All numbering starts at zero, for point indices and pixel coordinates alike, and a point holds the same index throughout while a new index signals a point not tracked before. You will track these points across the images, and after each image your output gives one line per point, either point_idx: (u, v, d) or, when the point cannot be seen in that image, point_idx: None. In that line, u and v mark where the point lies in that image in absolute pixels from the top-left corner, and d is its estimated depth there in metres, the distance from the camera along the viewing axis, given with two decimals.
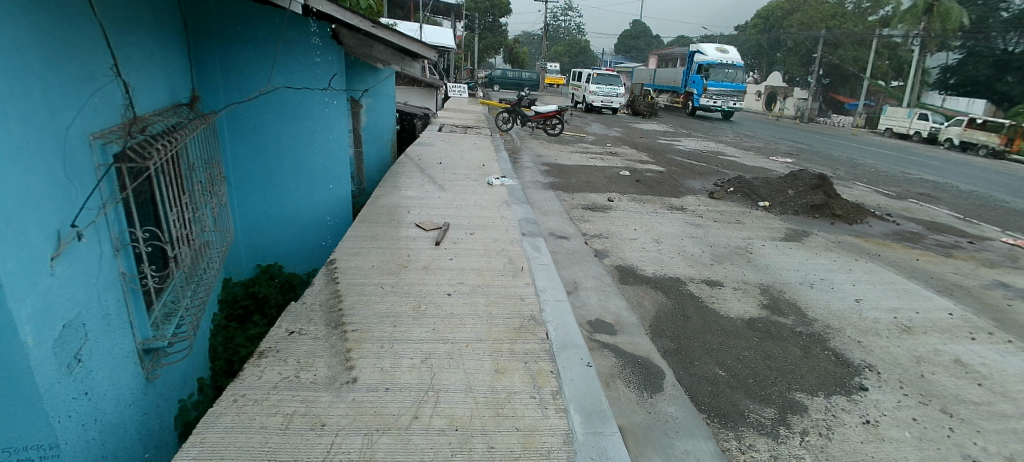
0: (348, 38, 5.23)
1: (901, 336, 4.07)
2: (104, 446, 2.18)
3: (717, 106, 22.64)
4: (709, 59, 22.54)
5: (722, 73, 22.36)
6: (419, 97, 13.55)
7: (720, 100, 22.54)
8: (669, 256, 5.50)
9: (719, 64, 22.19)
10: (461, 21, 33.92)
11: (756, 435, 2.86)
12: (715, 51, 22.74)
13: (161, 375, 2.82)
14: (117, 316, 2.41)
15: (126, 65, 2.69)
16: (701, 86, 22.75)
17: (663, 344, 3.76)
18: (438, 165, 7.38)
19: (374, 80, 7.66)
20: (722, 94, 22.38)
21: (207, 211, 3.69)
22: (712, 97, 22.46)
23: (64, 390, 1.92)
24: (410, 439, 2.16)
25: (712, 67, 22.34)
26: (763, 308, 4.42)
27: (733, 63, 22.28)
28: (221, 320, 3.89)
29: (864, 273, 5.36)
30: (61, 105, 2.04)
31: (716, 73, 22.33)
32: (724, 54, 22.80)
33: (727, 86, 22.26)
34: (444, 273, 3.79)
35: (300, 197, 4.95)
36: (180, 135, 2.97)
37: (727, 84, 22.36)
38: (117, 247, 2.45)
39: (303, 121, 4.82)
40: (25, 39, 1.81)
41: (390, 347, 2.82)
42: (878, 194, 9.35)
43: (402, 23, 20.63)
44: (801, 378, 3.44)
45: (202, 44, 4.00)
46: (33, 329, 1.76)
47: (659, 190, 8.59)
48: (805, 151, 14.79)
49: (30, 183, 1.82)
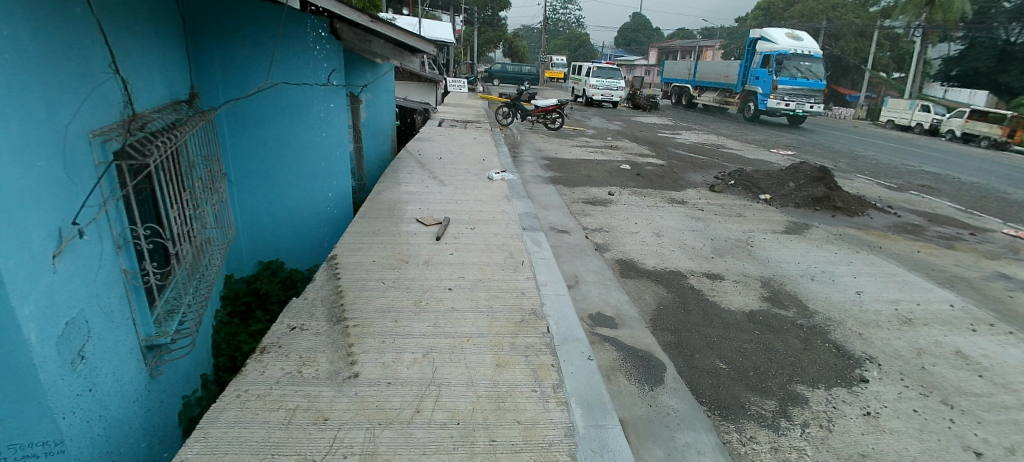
0: (346, 33, 5.20)
1: (902, 328, 4.07)
2: (108, 442, 2.19)
3: (790, 109, 18.09)
4: (780, 49, 17.87)
5: (797, 67, 17.93)
6: (418, 92, 13.55)
7: (794, 102, 18.01)
8: (670, 250, 5.50)
9: (794, 54, 17.71)
10: (460, 14, 33.69)
11: (756, 427, 2.87)
12: (785, 38, 18.30)
13: (165, 372, 2.83)
14: (120, 313, 2.43)
15: (125, 62, 2.68)
16: (772, 84, 18.18)
17: (664, 337, 3.77)
18: (438, 159, 7.37)
19: (373, 75, 7.64)
20: (795, 92, 17.95)
21: (208, 207, 3.69)
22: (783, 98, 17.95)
23: (69, 387, 1.93)
24: (412, 433, 2.17)
25: (784, 58, 17.80)
26: (763, 301, 4.43)
27: (810, 54, 17.86)
28: (224, 316, 3.91)
29: (865, 265, 5.35)
30: (60, 103, 2.04)
31: (789, 66, 17.78)
32: (797, 41, 18.31)
33: (802, 83, 17.89)
34: (445, 267, 3.80)
35: (300, 193, 4.95)
36: (179, 132, 2.97)
37: (802, 81, 17.87)
38: (118, 244, 2.45)
39: (302, 117, 4.81)
40: (22, 36, 1.80)
41: (392, 342, 2.83)
42: (879, 186, 9.34)
43: (400, 18, 20.50)
44: (802, 370, 3.45)
45: (200, 41, 3.99)
46: (36, 327, 1.77)
47: (660, 184, 8.58)
48: (806, 143, 14.75)
49: (31, 181, 1.82)
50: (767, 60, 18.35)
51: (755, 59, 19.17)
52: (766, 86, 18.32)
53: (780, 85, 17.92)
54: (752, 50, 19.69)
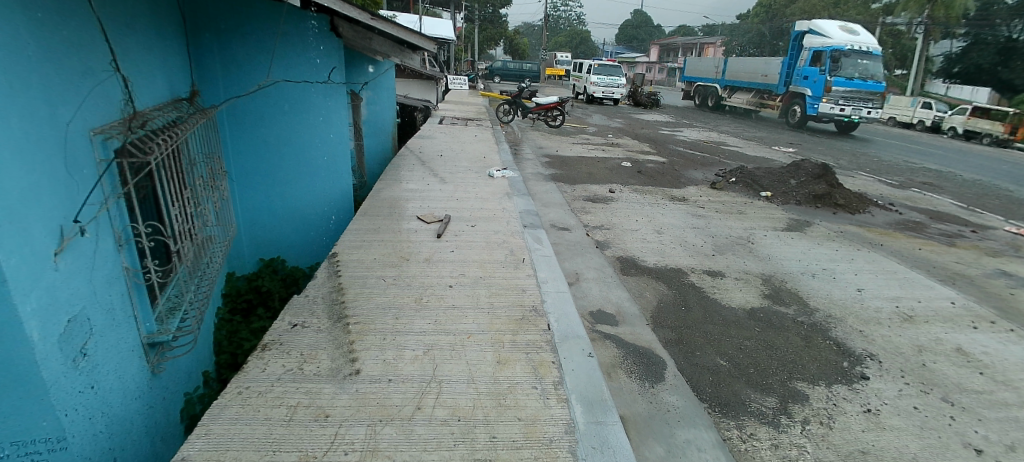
0: (346, 30, 5.21)
1: (903, 326, 4.07)
2: (111, 439, 2.20)
3: (846, 114, 15.89)
4: (836, 45, 15.70)
5: (858, 65, 15.59)
6: (419, 90, 13.54)
7: (851, 106, 15.82)
8: (671, 247, 5.49)
9: (852, 50, 15.48)
10: (461, 11, 33.58)
11: (757, 424, 2.88)
12: (841, 31, 16.03)
13: (167, 370, 2.84)
14: (122, 311, 2.43)
15: (125, 59, 2.68)
16: (822, 86, 16.11)
17: (665, 334, 3.77)
18: (439, 157, 7.37)
19: (373, 73, 7.63)
20: (851, 94, 15.82)
21: (209, 205, 3.69)
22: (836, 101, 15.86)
23: (71, 384, 1.94)
24: (412, 429, 2.18)
25: (841, 55, 15.56)
26: (764, 298, 4.43)
27: (870, 50, 15.57)
28: (225, 314, 3.92)
29: (866, 263, 5.35)
30: (61, 101, 2.04)
31: (847, 64, 15.54)
32: (853, 35, 16.00)
33: (859, 84, 15.75)
34: (446, 265, 3.80)
35: (301, 191, 4.95)
36: (180, 130, 2.97)
37: (860, 83, 15.69)
38: (119, 242, 2.46)
39: (303, 114, 4.81)
40: (23, 34, 1.81)
41: (392, 339, 2.84)
42: (881, 184, 9.32)
43: (400, 15, 20.43)
44: (802, 367, 3.45)
45: (200, 39, 3.98)
46: (38, 324, 1.77)
47: (661, 181, 8.57)
48: (808, 141, 14.72)
49: (33, 179, 1.83)
50: (819, 56, 16.10)
51: (802, 56, 16.95)
52: (816, 88, 16.33)
53: (835, 87, 15.73)
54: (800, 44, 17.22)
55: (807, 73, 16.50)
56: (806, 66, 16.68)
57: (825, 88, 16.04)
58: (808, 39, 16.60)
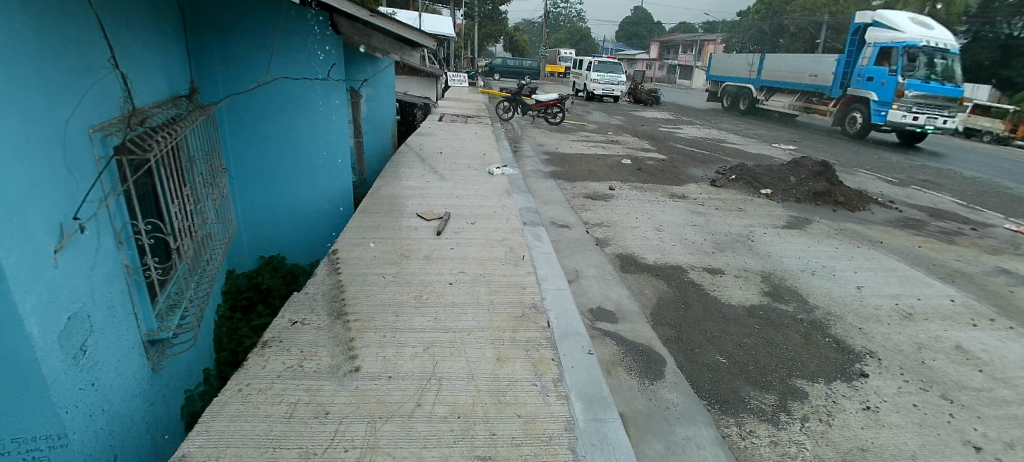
0: (346, 27, 5.22)
1: (902, 323, 4.08)
2: (111, 436, 2.21)
3: (919, 125, 13.06)
4: (907, 40, 13.09)
5: (932, 64, 12.96)
6: (418, 86, 13.52)
7: (926, 113, 12.99)
8: (671, 244, 5.50)
9: (926, 48, 12.95)
10: (461, 8, 33.52)
11: (756, 421, 2.88)
12: (911, 24, 13.52)
13: (167, 367, 2.85)
14: (122, 309, 2.44)
15: (124, 56, 2.67)
16: (893, 89, 13.34)
17: (665, 331, 3.78)
18: (438, 154, 7.37)
19: (373, 70, 7.62)
20: (926, 99, 12.99)
21: (208, 202, 3.69)
22: (908, 108, 13.04)
23: (71, 381, 1.94)
24: (413, 426, 2.18)
25: (915, 52, 12.97)
26: (764, 295, 4.43)
27: (944, 49, 13.14)
28: (225, 311, 3.92)
29: (866, 260, 5.35)
30: (60, 98, 2.04)
31: (921, 63, 12.92)
32: (925, 30, 13.51)
33: (934, 88, 12.95)
34: (446, 262, 3.81)
35: (300, 188, 4.95)
36: (179, 127, 2.96)
37: (936, 86, 12.94)
38: (119, 240, 2.46)
39: (302, 111, 4.80)
40: (22, 31, 1.80)
41: (392, 337, 2.84)
42: (881, 181, 9.32)
43: (399, 12, 20.42)
44: (802, 365, 3.45)
45: (199, 36, 3.97)
46: (38, 321, 1.77)
47: (661, 179, 8.56)
48: (808, 138, 14.71)
49: (33, 177, 1.83)
50: (888, 52, 13.53)
51: (864, 54, 14.38)
52: (885, 91, 13.57)
53: (908, 91, 12.96)
54: (855, 40, 14.85)
55: (879, 73, 13.61)
56: (865, 65, 14.18)
57: (896, 91, 13.22)
58: (875, 32, 14.01)
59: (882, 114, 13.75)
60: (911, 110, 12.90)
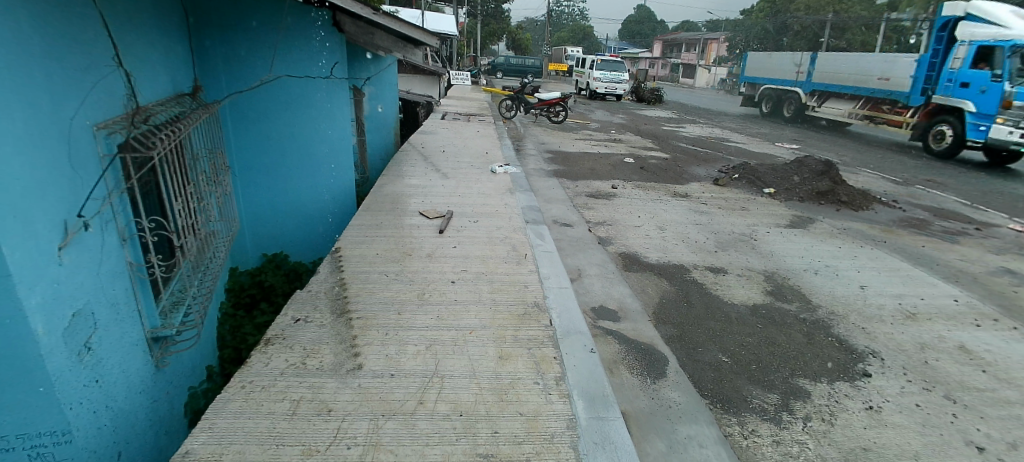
0: (350, 26, 5.25)
1: (906, 323, 4.06)
2: (115, 433, 2.21)
3: None
4: None
5: None
6: (421, 85, 13.53)
7: None
8: (674, 243, 5.49)
9: None
10: (463, 7, 33.49)
11: (758, 420, 2.88)
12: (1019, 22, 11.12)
13: (171, 363, 2.86)
14: (126, 305, 2.45)
15: (128, 54, 2.68)
16: (996, 98, 10.81)
17: (667, 330, 3.77)
18: (441, 152, 7.37)
19: (376, 68, 7.62)
20: None
21: (212, 200, 3.70)
22: (1013, 120, 10.43)
23: (75, 378, 1.95)
24: (415, 424, 2.19)
25: None
26: (767, 295, 4.42)
27: None
28: (229, 309, 3.93)
29: (869, 260, 5.33)
30: (64, 94, 2.04)
31: None
32: None
33: None
34: (449, 260, 3.81)
35: (303, 187, 4.96)
36: (183, 125, 2.97)
37: None
38: (123, 237, 2.47)
39: (305, 110, 4.81)
40: (26, 29, 1.81)
41: (395, 335, 2.84)
42: (885, 180, 9.29)
43: (402, 10, 20.41)
44: (805, 364, 3.45)
45: (202, 34, 3.98)
46: (42, 318, 1.78)
47: (664, 178, 8.54)
48: (812, 137, 14.66)
49: (37, 174, 1.84)
50: (988, 54, 11.18)
51: (955, 55, 11.92)
52: (985, 101, 11.06)
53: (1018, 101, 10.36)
54: (947, 38, 12.33)
55: (981, 77, 11.10)
56: (963, 67, 11.61)
57: (996, 103, 10.82)
58: (969, 28, 11.67)
59: (981, 129, 11.16)
60: (1021, 125, 10.23)
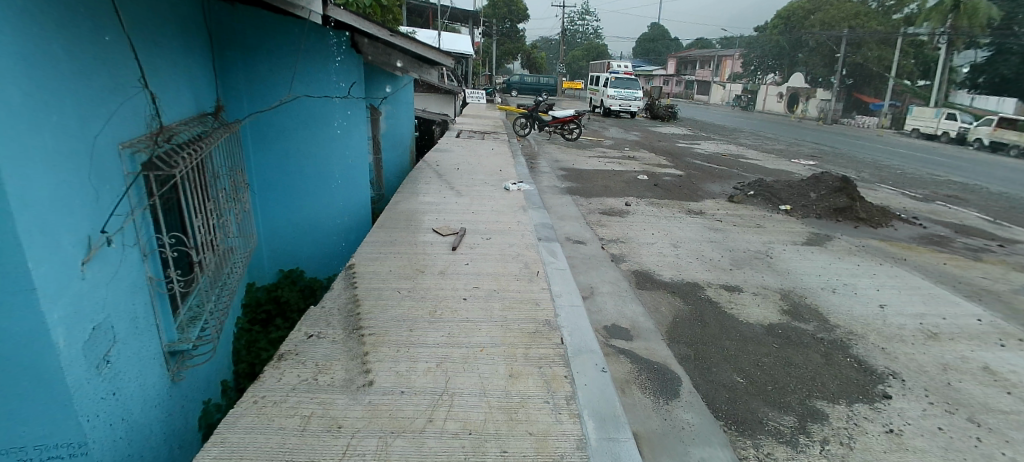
0: (368, 48, 5.37)
1: (927, 343, 3.95)
2: (129, 445, 2.25)
3: None
4: None
5: None
6: (437, 103, 13.77)
7: None
8: (688, 261, 5.44)
9: None
10: (478, 28, 33.96)
11: (774, 443, 2.81)
12: None
13: (186, 378, 2.92)
14: (145, 319, 2.52)
15: (153, 76, 2.78)
16: None
17: (680, 349, 3.72)
18: (456, 170, 7.46)
19: (393, 88, 7.77)
20: None
21: (231, 217, 3.80)
22: None
23: (93, 390, 2.00)
24: (424, 442, 2.19)
25: None
26: (783, 314, 4.34)
27: None
28: (245, 324, 4.00)
29: (889, 278, 5.21)
30: (92, 114, 2.14)
31: None
32: None
33: None
34: (461, 277, 3.82)
35: (319, 204, 5.05)
36: (204, 144, 3.06)
37: None
38: (144, 253, 2.55)
39: (323, 129, 4.92)
40: (57, 52, 1.91)
41: (406, 351, 2.86)
42: (903, 197, 9.10)
43: (419, 31, 20.89)
44: (822, 385, 3.36)
45: (226, 56, 4.12)
46: (65, 330, 1.84)
47: (678, 195, 8.49)
48: (828, 153, 14.45)
49: (65, 192, 1.92)
50: None
51: None
52: None
53: None
54: None
55: None
56: None
57: None
58: None
59: None
60: None
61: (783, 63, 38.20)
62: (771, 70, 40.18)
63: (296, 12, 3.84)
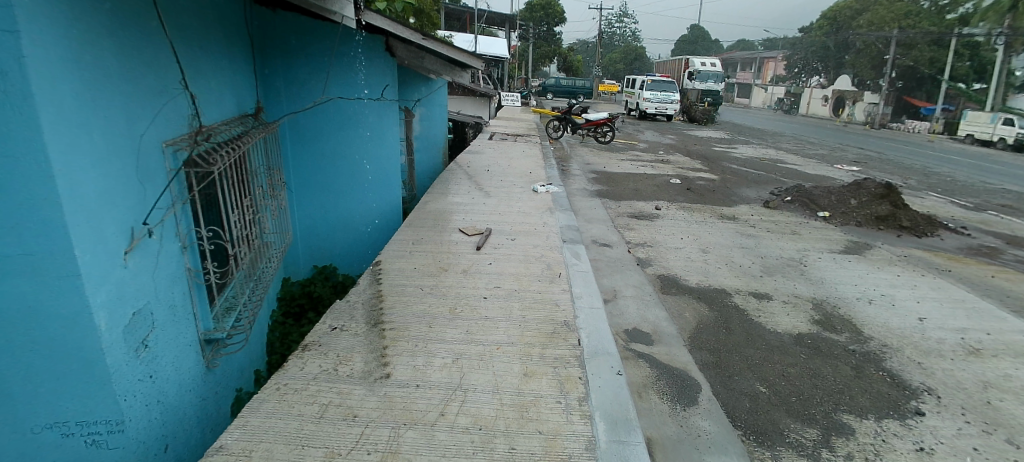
0: (402, 51, 5.49)
1: (968, 359, 3.71)
2: (165, 426, 2.40)
3: None
4: None
5: None
6: (472, 106, 13.94)
7: None
8: (715, 266, 5.31)
9: None
10: (515, 32, 34.11)
11: (794, 456, 2.72)
12: None
13: (220, 365, 3.09)
14: (182, 307, 2.68)
15: (195, 79, 2.96)
16: None
17: (703, 356, 3.64)
18: (486, 172, 7.52)
19: (427, 90, 7.93)
20: None
21: (267, 213, 3.98)
22: None
23: (132, 372, 2.14)
24: (434, 435, 2.23)
25: None
26: (814, 324, 4.17)
27: None
28: (279, 317, 4.20)
29: (930, 290, 4.93)
30: (137, 115, 2.30)
31: None
32: None
33: None
34: (483, 277, 3.87)
35: (353, 203, 5.21)
36: (242, 143, 3.23)
37: None
38: (183, 245, 2.72)
39: (357, 130, 5.08)
40: (107, 58, 2.08)
41: (424, 346, 2.93)
42: (953, 205, 8.57)
43: (455, 35, 21.15)
44: (850, 399, 3.22)
45: (268, 60, 4.34)
46: (106, 314, 1.98)
47: (711, 199, 8.28)
48: (873, 158, 13.77)
49: (111, 186, 2.07)
50: None
51: None
52: None
53: None
54: None
55: None
56: None
57: None
58: None
59: None
60: None
61: (830, 66, 36.68)
62: (818, 73, 38.66)
63: (330, 17, 3.98)
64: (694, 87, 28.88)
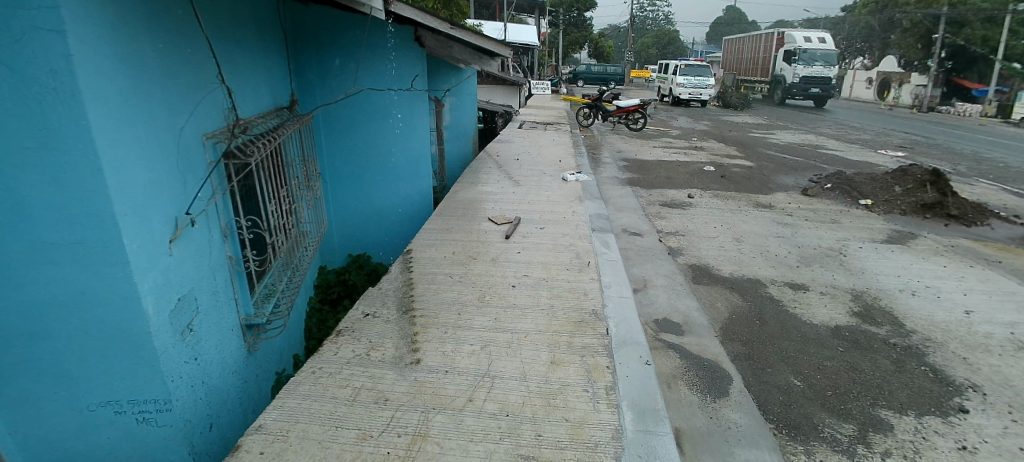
0: (431, 41, 5.51)
1: (1018, 355, 3.52)
2: (209, 405, 2.52)
3: None
4: None
5: None
6: (502, 95, 13.91)
7: None
8: (750, 256, 5.17)
9: None
10: (545, 18, 33.59)
11: (829, 451, 2.65)
12: None
13: (260, 349, 3.22)
14: (224, 293, 2.80)
15: (232, 73, 3.06)
16: None
17: (735, 348, 3.57)
18: (516, 160, 7.52)
19: (456, 80, 7.96)
20: None
21: (302, 203, 4.10)
22: None
23: (178, 354, 2.26)
24: (462, 420, 2.28)
25: None
26: (853, 316, 4.03)
27: None
28: (316, 303, 4.34)
29: (979, 282, 4.68)
30: (178, 108, 2.40)
31: None
32: None
33: None
34: (511, 266, 3.88)
35: (385, 192, 5.31)
36: (277, 135, 3.33)
37: None
38: (224, 234, 2.84)
39: (387, 120, 5.15)
40: (148, 54, 2.17)
41: (453, 333, 2.98)
42: (1007, 193, 8.09)
43: (485, 23, 21.02)
44: (890, 394, 3.11)
45: (301, 53, 4.43)
46: (153, 300, 2.09)
47: (746, 187, 8.04)
48: (921, 143, 13.09)
49: (155, 177, 2.18)
50: None
51: None
52: None
53: None
54: None
55: None
56: None
57: None
58: None
59: None
60: None
61: (876, 46, 34.90)
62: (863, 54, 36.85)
63: (360, 8, 4.02)
64: (795, 73, 23.01)
